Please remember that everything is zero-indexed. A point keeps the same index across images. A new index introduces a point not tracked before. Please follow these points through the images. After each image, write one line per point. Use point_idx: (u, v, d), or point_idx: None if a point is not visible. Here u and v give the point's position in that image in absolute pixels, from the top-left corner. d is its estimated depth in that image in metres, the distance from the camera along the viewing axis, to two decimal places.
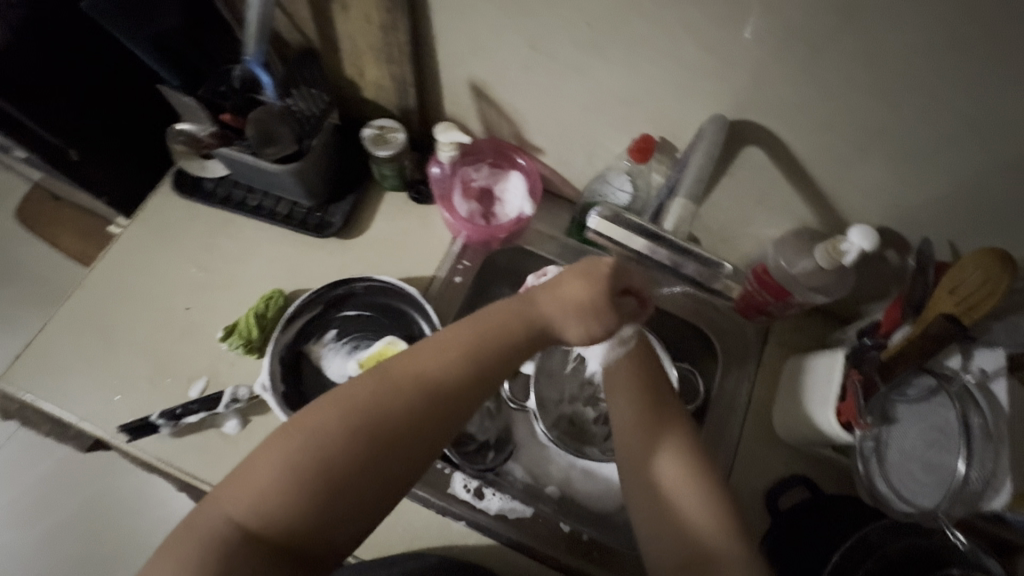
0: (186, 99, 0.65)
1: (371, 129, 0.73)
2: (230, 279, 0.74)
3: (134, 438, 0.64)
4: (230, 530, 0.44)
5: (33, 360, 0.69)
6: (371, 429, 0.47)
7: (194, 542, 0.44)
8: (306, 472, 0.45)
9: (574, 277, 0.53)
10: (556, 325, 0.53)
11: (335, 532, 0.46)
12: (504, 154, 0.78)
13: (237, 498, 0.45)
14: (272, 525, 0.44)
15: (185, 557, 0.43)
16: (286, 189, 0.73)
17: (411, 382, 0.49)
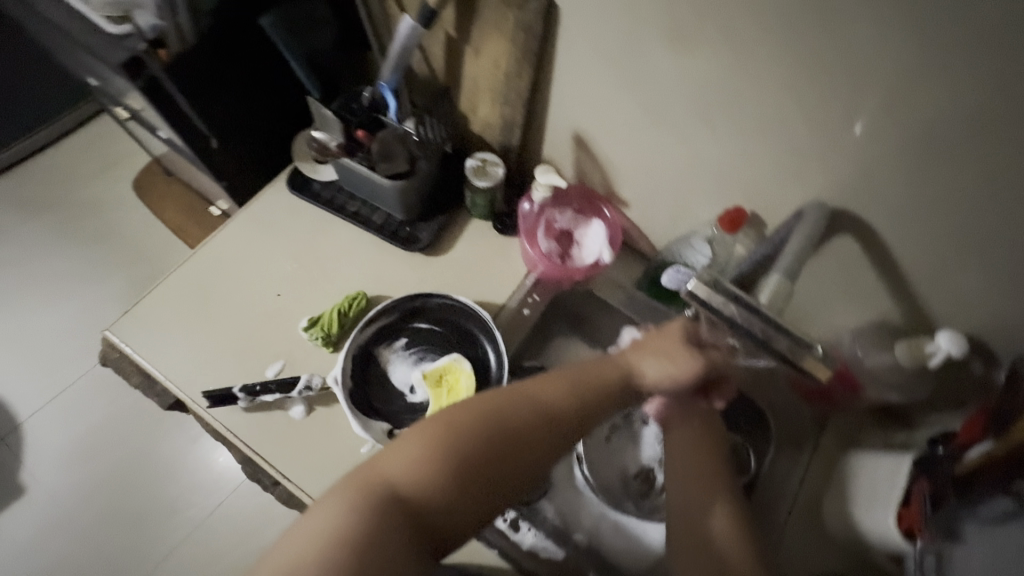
0: (325, 110, 0.73)
1: (474, 160, 0.78)
2: (320, 275, 0.80)
3: (213, 405, 0.69)
4: (370, 499, 0.47)
5: (139, 315, 0.76)
6: (499, 433, 0.51)
7: (338, 502, 0.47)
8: (442, 460, 0.49)
9: (667, 333, 0.61)
10: (642, 371, 0.59)
11: (452, 524, 0.49)
12: (592, 203, 0.82)
13: (379, 471, 0.49)
14: (406, 502, 0.48)
15: (330, 515, 0.46)
16: (386, 202, 0.80)
17: (536, 399, 0.54)
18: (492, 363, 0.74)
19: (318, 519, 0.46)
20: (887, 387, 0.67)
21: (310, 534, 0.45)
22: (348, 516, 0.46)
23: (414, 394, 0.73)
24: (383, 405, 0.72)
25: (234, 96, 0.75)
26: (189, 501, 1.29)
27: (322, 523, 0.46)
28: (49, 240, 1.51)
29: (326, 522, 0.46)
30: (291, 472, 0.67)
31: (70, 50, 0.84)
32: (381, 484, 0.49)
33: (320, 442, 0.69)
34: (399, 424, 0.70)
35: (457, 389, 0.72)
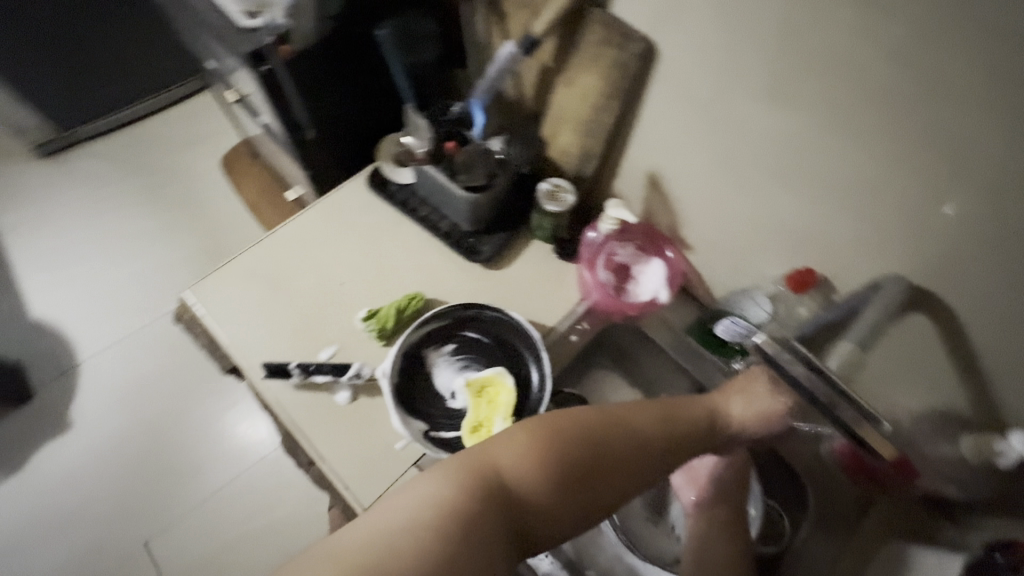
0: (421, 119, 0.77)
1: (546, 184, 0.80)
2: (383, 270, 0.83)
3: (269, 377, 0.73)
4: (488, 481, 0.56)
5: (215, 281, 0.81)
6: (599, 449, 0.59)
7: (452, 477, 0.55)
8: (549, 461, 0.57)
9: (747, 380, 0.70)
10: (726, 409, 0.68)
11: (545, 516, 0.57)
12: (656, 241, 0.82)
13: (489, 458, 0.57)
14: (513, 491, 0.56)
15: (452, 486, 0.55)
16: (456, 211, 0.83)
17: (636, 426, 0.61)
18: (534, 384, 0.75)
19: (434, 487, 0.54)
20: (939, 478, 0.65)
21: (426, 498, 0.54)
22: (461, 491, 0.54)
23: (454, 400, 0.74)
24: (423, 405, 0.73)
25: (337, 95, 0.80)
26: (215, 465, 1.34)
27: (438, 491, 0.54)
28: (138, 199, 1.65)
29: (443, 491, 0.54)
30: (330, 454, 0.70)
31: (197, 34, 0.92)
32: (490, 469, 0.57)
33: (360, 431, 0.71)
34: (436, 426, 0.72)
35: (497, 402, 0.73)
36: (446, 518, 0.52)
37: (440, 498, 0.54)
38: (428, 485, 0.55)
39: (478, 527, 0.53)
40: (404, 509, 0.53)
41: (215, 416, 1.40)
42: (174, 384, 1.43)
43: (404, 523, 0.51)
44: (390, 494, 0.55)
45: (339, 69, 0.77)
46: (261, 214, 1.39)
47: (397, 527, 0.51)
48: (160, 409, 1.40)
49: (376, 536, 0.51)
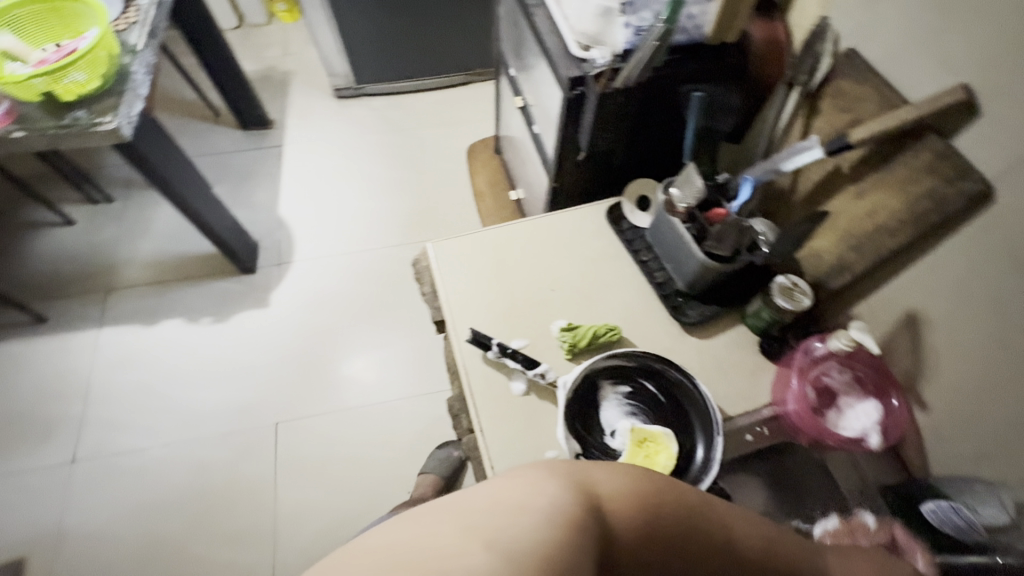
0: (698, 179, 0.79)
1: (784, 279, 0.78)
2: (592, 292, 0.88)
3: (470, 341, 0.81)
4: (590, 500, 0.51)
5: (453, 242, 0.92)
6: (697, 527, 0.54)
7: (554, 480, 0.51)
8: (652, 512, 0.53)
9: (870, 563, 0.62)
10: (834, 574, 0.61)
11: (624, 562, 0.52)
12: (883, 384, 0.74)
13: (590, 477, 0.53)
14: (611, 522, 0.51)
15: (555, 487, 0.51)
16: (679, 269, 0.84)
17: (735, 525, 0.56)
18: (696, 461, 0.73)
19: (535, 483, 0.51)
20: None
21: (527, 492, 0.50)
22: (562, 492, 0.50)
23: (613, 439, 0.75)
24: (585, 429, 0.75)
25: (624, 130, 0.89)
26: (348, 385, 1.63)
27: (539, 489, 0.51)
28: (393, 159, 2.05)
29: (546, 487, 0.51)
30: (490, 431, 0.76)
31: (522, 45, 1.09)
32: (590, 489, 0.52)
33: (522, 424, 0.76)
34: (589, 453, 0.73)
35: (654, 461, 0.72)
36: (545, 516, 0.48)
37: (541, 493, 0.50)
38: (527, 479, 0.52)
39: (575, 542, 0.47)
40: (507, 495, 0.50)
41: (366, 351, 1.69)
42: (348, 311, 1.75)
43: (506, 506, 0.48)
44: (493, 480, 0.52)
45: (636, 114, 0.85)
46: (482, 199, 1.59)
47: (503, 507, 0.48)
48: (329, 325, 1.72)
49: (483, 509, 0.49)
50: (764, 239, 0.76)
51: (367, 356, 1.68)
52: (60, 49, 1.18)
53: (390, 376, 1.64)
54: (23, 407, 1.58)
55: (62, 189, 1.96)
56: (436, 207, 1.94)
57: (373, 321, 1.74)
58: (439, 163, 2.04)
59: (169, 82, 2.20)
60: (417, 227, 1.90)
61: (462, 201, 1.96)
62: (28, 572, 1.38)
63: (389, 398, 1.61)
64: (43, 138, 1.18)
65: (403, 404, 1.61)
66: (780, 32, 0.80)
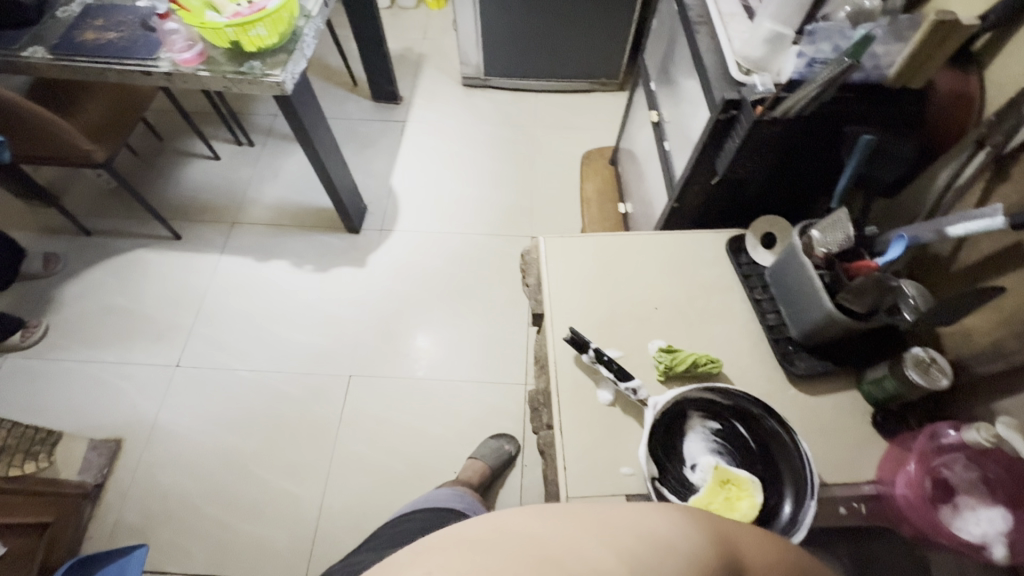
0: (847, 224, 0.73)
1: (921, 351, 0.71)
2: (698, 319, 0.85)
3: (567, 340, 0.81)
4: (731, 562, 0.42)
5: (565, 240, 0.93)
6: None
7: (696, 524, 0.43)
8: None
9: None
10: None
11: None
12: (1019, 494, 0.64)
13: (731, 535, 0.44)
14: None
15: (696, 534, 0.42)
16: (797, 315, 0.80)
17: None
18: (782, 518, 0.68)
19: (676, 520, 0.43)
20: None
21: (665, 527, 0.42)
22: (705, 544, 0.41)
23: (693, 472, 0.72)
24: (665, 455, 0.73)
25: (768, 161, 0.85)
26: (420, 356, 1.70)
27: (675, 530, 0.42)
28: (505, 152, 2.11)
29: (687, 532, 0.42)
30: (570, 432, 0.76)
31: (674, 59, 1.08)
32: (729, 549, 0.43)
33: (603, 434, 0.75)
34: (667, 481, 0.70)
35: (734, 504, 0.68)
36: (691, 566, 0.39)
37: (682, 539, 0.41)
38: (665, 513, 0.44)
39: None
40: (646, 525, 0.42)
41: (444, 328, 1.75)
42: (435, 287, 1.82)
43: (646, 537, 0.40)
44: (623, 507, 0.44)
45: (785, 146, 0.82)
46: (589, 206, 1.59)
47: (640, 539, 0.40)
48: (416, 296, 1.80)
49: (620, 536, 0.41)
50: (910, 303, 0.69)
51: (444, 332, 1.74)
52: (252, 6, 1.31)
53: (461, 357, 1.69)
54: (148, 309, 1.80)
55: (217, 128, 2.20)
56: (536, 205, 1.97)
57: (457, 301, 1.79)
58: (547, 164, 2.07)
59: (322, 49, 2.41)
60: (515, 221, 1.94)
61: (562, 205, 1.97)
62: (123, 452, 1.56)
63: (456, 377, 1.66)
64: (220, 79, 1.34)
65: (467, 387, 1.64)
66: (973, 85, 0.73)
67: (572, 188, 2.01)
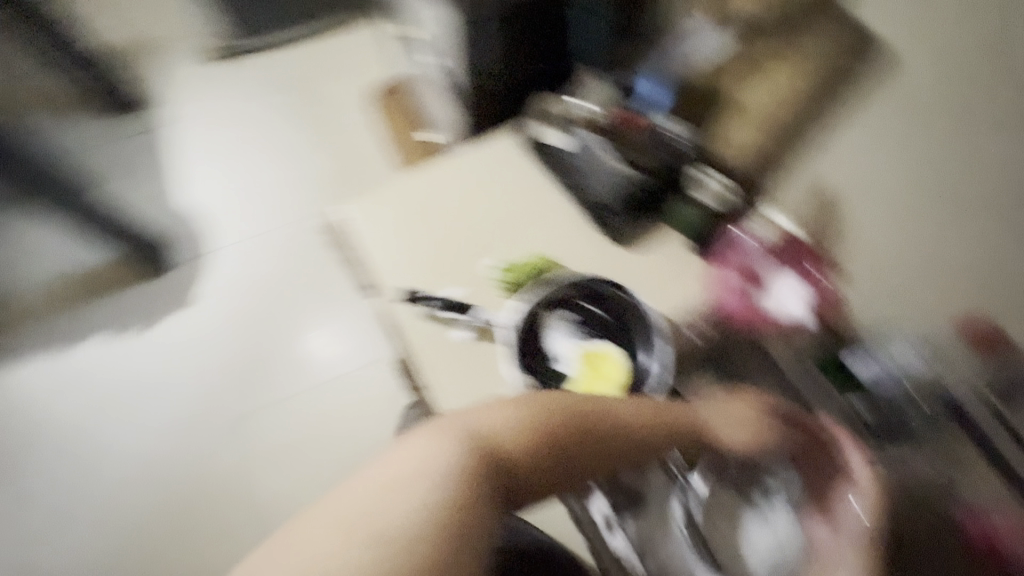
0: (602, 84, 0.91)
1: (697, 170, 0.83)
2: (521, 224, 0.85)
3: (405, 300, 0.79)
4: (474, 445, 0.56)
5: (368, 199, 0.86)
6: (593, 462, 0.60)
7: (443, 435, 0.56)
8: (542, 437, 0.57)
9: (761, 419, 0.68)
10: (727, 431, 0.67)
11: (526, 477, 0.57)
12: (797, 257, 0.79)
13: (477, 425, 0.58)
14: (502, 457, 0.56)
15: (442, 443, 0.56)
16: (602, 182, 0.84)
17: (618, 415, 0.61)
18: (653, 377, 0.74)
19: (425, 441, 0.56)
20: None
21: (418, 452, 0.55)
22: (450, 447, 0.55)
23: (560, 364, 0.75)
24: (534, 363, 0.75)
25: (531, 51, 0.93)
26: (276, 372, 1.36)
27: (425, 451, 0.55)
28: None
29: (432, 447, 0.55)
30: (444, 386, 0.74)
31: None
32: (473, 435, 0.57)
33: (475, 371, 0.75)
34: (543, 385, 0.74)
35: (605, 378, 0.74)
36: (440, 468, 0.53)
37: (429, 452, 0.55)
38: (419, 439, 0.57)
39: (469, 480, 0.53)
40: (404, 457, 0.55)
41: None
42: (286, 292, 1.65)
43: (401, 469, 0.53)
44: (391, 453, 0.57)
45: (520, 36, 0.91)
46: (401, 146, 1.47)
47: (398, 473, 0.53)
48: None
49: (385, 478, 0.53)
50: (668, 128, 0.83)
51: None
52: None
53: None
54: None
55: None
56: (334, 142, 1.59)
57: None
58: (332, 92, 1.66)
59: None
60: None
61: (361, 129, 1.60)
62: None
63: None
64: None
65: (346, 380, 1.37)
66: None
67: (360, 107, 1.64)
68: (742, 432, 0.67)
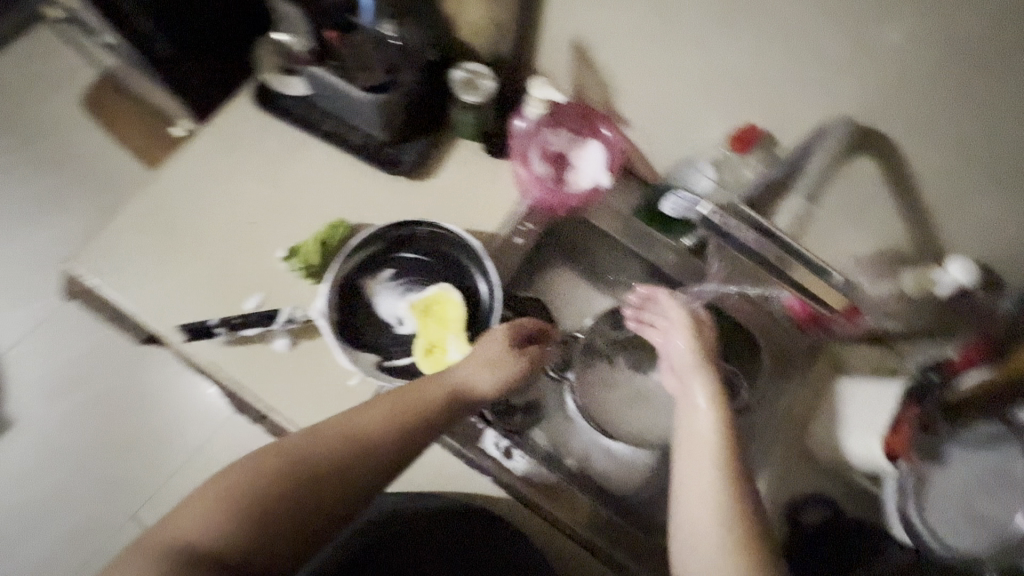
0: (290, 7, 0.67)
1: (461, 73, 0.72)
2: (296, 200, 0.75)
3: (190, 339, 0.67)
4: (171, 558, 0.43)
5: (105, 245, 0.71)
6: (311, 514, 0.48)
7: (130, 563, 0.43)
8: (228, 526, 0.45)
9: (502, 353, 0.60)
10: (476, 376, 0.58)
11: (263, 557, 0.46)
12: (591, 122, 0.75)
13: (174, 530, 0.45)
14: (218, 555, 0.44)
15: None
16: (364, 118, 0.72)
17: (353, 427, 0.51)
18: (484, 298, 0.71)
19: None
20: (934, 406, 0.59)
21: None
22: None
23: (402, 326, 0.71)
24: (370, 336, 0.70)
25: None
26: (143, 458, 1.02)
27: None
28: None
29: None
30: (279, 404, 0.66)
31: None
32: (172, 545, 0.44)
33: (307, 373, 0.67)
34: (387, 355, 0.69)
35: (446, 320, 0.69)
36: None
37: None
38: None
39: None
40: None
41: None
42: None
43: None
44: None
45: None
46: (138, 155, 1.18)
47: None
48: None
49: None
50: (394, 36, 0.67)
51: None
52: None
53: None
54: None
55: None
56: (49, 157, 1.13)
57: None
58: (34, 96, 1.22)
59: None
60: None
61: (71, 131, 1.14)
62: None
63: None
64: None
65: (224, 433, 1.04)
66: None
67: (76, 104, 1.21)
68: (485, 380, 0.58)
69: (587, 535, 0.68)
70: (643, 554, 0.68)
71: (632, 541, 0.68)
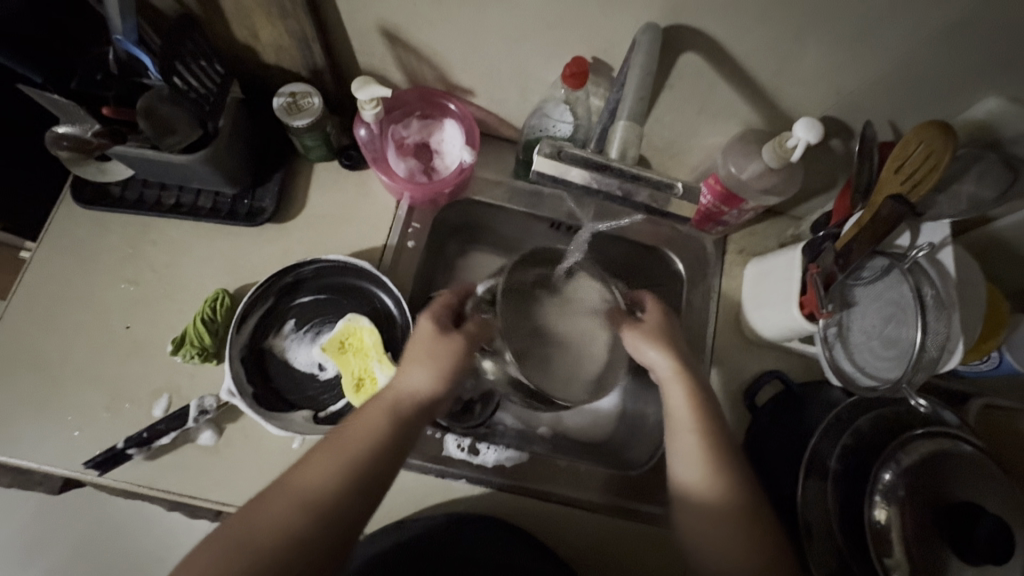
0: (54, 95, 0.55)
1: (280, 98, 0.66)
2: (166, 287, 0.69)
3: (105, 470, 0.62)
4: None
5: None
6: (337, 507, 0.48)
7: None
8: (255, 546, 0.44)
9: (438, 331, 0.57)
10: (417, 363, 0.56)
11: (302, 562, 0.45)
12: (435, 102, 0.73)
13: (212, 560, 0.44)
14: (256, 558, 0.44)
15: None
16: (199, 179, 0.66)
17: (331, 442, 0.51)
18: (393, 312, 0.69)
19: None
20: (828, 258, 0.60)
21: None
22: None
23: (325, 370, 0.68)
24: (297, 393, 0.67)
25: None
26: None
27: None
28: None
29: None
30: (226, 496, 0.63)
31: None
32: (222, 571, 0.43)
33: (243, 454, 0.64)
34: (322, 406, 0.67)
35: (363, 348, 0.66)
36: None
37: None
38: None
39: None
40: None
41: None
42: None
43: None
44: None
45: None
46: None
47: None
48: None
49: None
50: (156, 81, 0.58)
51: None
52: None
53: None
54: None
55: None
56: None
57: None
58: None
59: None
60: None
61: None
62: None
63: None
64: None
65: None
66: None
67: None
68: (421, 383, 0.55)
69: (576, 494, 0.70)
70: (630, 486, 0.71)
71: (618, 480, 0.71)
